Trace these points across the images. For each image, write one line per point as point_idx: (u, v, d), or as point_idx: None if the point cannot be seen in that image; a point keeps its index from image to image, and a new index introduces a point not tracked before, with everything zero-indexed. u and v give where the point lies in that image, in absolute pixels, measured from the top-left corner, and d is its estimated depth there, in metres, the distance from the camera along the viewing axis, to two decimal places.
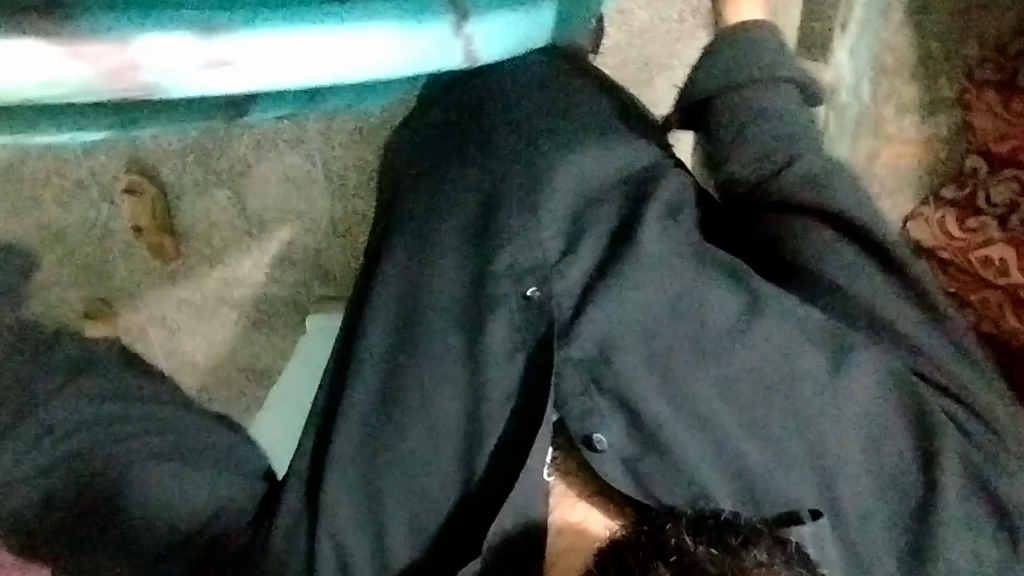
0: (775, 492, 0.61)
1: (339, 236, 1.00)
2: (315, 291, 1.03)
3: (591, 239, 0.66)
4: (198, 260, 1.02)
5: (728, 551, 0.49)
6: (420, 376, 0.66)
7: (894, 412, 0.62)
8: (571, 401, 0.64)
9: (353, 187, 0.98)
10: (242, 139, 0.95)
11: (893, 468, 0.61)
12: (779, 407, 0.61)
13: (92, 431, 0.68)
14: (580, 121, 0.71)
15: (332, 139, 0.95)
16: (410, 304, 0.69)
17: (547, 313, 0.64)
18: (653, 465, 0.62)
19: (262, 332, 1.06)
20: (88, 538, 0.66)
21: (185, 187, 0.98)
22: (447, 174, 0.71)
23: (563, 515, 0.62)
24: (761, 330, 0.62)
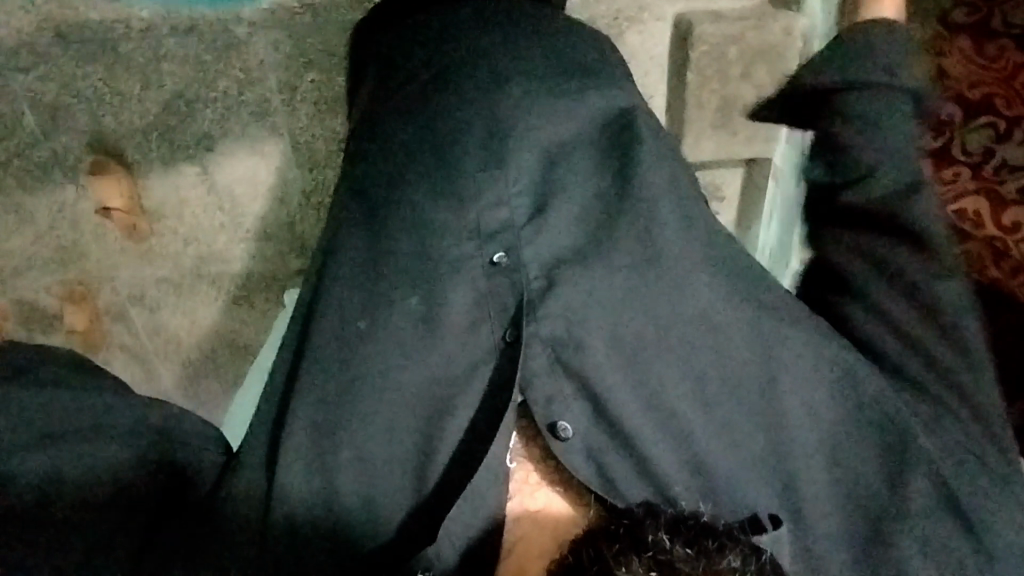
0: (725, 472, 0.65)
1: (311, 206, 0.98)
2: (292, 265, 1.03)
3: (561, 205, 0.64)
4: (171, 239, 1.00)
5: (703, 553, 0.52)
6: (381, 355, 0.65)
7: (841, 384, 0.65)
8: (536, 383, 0.64)
9: (322, 159, 0.95)
10: (206, 114, 0.91)
11: (843, 436, 0.65)
12: (746, 391, 0.64)
13: (53, 419, 0.70)
14: (550, 67, 0.67)
15: (297, 109, 0.91)
16: (370, 277, 0.66)
17: (516, 279, 0.63)
18: (612, 456, 0.66)
19: (243, 308, 1.06)
20: (40, 521, 0.66)
21: (152, 164, 0.94)
22: (412, 138, 0.66)
23: (522, 502, 0.67)
24: (726, 317, 0.63)
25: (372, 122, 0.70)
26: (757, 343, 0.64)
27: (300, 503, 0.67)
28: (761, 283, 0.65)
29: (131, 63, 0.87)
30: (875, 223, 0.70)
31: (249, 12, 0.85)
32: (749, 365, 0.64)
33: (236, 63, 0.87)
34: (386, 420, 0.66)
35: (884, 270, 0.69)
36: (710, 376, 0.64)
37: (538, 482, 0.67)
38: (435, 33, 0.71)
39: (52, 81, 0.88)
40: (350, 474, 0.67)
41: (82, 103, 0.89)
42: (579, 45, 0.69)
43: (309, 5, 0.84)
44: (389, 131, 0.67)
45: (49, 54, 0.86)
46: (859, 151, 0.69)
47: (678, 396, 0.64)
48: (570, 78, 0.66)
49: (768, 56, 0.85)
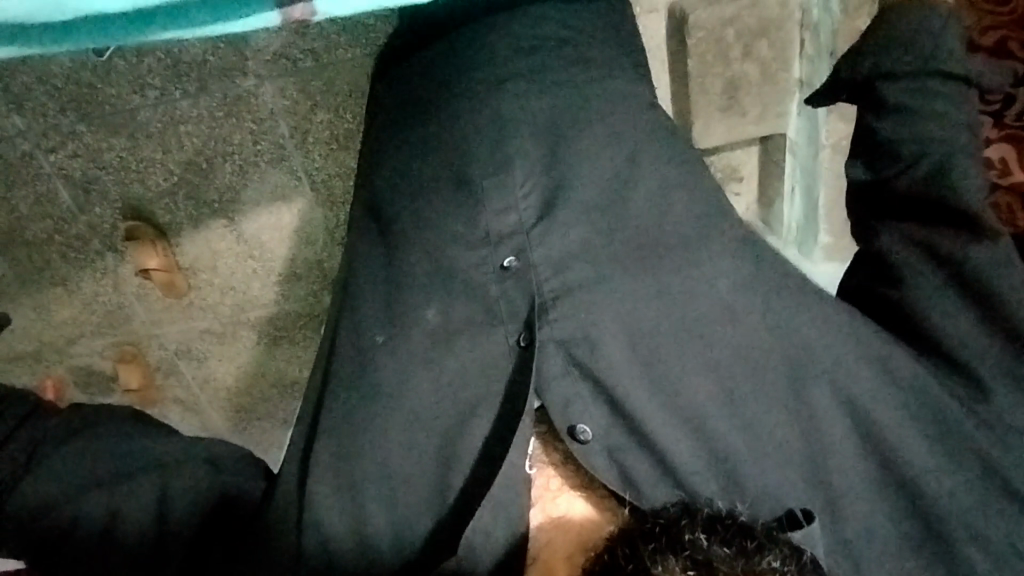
0: (749, 460, 0.65)
1: (338, 242, 1.02)
2: (324, 299, 1.06)
3: (568, 205, 0.63)
4: (209, 290, 1.04)
5: (742, 553, 0.53)
6: (405, 380, 0.66)
7: (864, 359, 0.64)
8: (553, 385, 0.63)
9: (339, 196, 0.98)
10: (226, 168, 0.94)
11: (877, 407, 0.64)
12: (766, 373, 0.63)
13: (111, 465, 0.76)
14: (554, 63, 0.65)
15: (310, 151, 0.94)
16: (392, 300, 0.67)
17: (528, 281, 0.63)
18: (633, 455, 0.65)
19: (282, 347, 1.10)
20: (97, 555, 0.74)
21: (181, 223, 0.98)
22: (417, 165, 0.67)
23: (544, 509, 0.65)
24: (745, 304, 0.63)
25: (377, 146, 0.71)
26: (774, 324, 0.63)
27: (337, 528, 0.69)
28: (778, 265, 0.64)
29: (149, 130, 0.90)
30: (924, 210, 0.68)
31: (254, 65, 0.87)
32: (771, 350, 0.63)
33: (247, 115, 0.90)
34: (414, 438, 0.66)
35: (926, 250, 0.67)
36: (727, 365, 0.63)
37: (559, 487, 0.66)
38: (443, 32, 0.70)
39: (80, 158, 0.92)
40: (380, 495, 0.68)
41: (110, 175, 0.93)
42: (581, 41, 0.66)
43: (308, 50, 0.87)
44: (394, 148, 0.69)
45: (74, 133, 0.90)
46: (913, 112, 0.67)
47: (698, 391, 0.64)
48: (571, 76, 0.65)
49: (768, 31, 0.84)
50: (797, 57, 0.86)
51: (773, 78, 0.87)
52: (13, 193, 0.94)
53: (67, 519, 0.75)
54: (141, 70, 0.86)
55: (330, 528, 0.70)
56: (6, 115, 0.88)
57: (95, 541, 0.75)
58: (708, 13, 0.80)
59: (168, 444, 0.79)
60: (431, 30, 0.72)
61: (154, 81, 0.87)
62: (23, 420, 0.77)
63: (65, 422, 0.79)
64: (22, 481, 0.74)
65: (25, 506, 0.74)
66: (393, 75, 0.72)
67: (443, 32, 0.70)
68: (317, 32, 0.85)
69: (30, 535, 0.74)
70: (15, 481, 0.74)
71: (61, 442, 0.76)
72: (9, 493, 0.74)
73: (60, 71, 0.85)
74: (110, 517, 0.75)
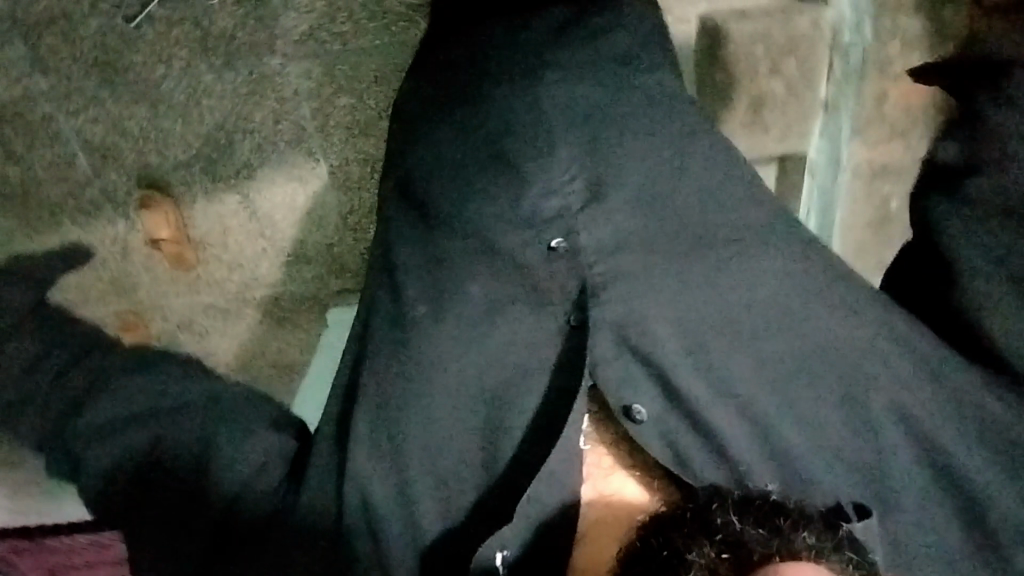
0: (801, 452, 0.66)
1: (349, 228, 1.01)
2: (332, 285, 1.05)
3: (615, 190, 0.62)
4: (217, 265, 1.03)
5: (777, 533, 0.56)
6: (432, 362, 0.66)
7: (903, 365, 0.64)
8: (606, 367, 0.65)
9: (359, 180, 0.98)
10: (244, 144, 0.94)
11: (923, 408, 0.64)
12: (811, 366, 0.64)
13: (147, 400, 0.76)
14: (604, 46, 0.65)
15: (331, 135, 0.94)
16: (428, 277, 0.66)
17: (577, 261, 0.63)
18: (685, 436, 0.67)
19: (286, 329, 1.07)
20: (136, 499, 0.74)
21: (196, 196, 0.98)
22: (457, 148, 0.65)
23: (595, 487, 0.69)
24: (795, 297, 0.63)
25: (409, 125, 0.71)
26: (824, 318, 0.63)
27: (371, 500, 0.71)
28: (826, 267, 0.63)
29: (172, 101, 0.91)
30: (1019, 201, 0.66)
31: (283, 45, 0.88)
32: (815, 344, 0.63)
33: (271, 95, 0.91)
34: (456, 413, 0.67)
35: (997, 248, 0.67)
36: (778, 360, 0.64)
37: (611, 466, 0.69)
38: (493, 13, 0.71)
39: (101, 124, 0.92)
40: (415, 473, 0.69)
41: (129, 142, 0.93)
42: (619, 31, 0.66)
43: (337, 34, 0.88)
44: (434, 124, 0.67)
45: (96, 99, 0.91)
46: None
47: (749, 386, 0.64)
48: (614, 62, 0.64)
49: (797, 50, 0.83)
50: (825, 79, 0.85)
51: (796, 97, 0.86)
52: (32, 154, 0.94)
53: (109, 453, 0.74)
54: (168, 41, 0.87)
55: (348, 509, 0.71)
56: (32, 76, 0.89)
57: (134, 482, 0.75)
58: (738, 28, 0.81)
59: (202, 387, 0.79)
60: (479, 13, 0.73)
61: (181, 53, 0.88)
62: (84, 361, 0.80)
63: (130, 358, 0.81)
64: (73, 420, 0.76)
65: (73, 443, 0.75)
66: (431, 66, 0.73)
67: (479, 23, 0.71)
68: (347, 17, 0.87)
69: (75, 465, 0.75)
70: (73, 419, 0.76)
71: (92, 385, 0.77)
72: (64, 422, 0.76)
73: (87, 35, 0.87)
74: (143, 457, 0.75)
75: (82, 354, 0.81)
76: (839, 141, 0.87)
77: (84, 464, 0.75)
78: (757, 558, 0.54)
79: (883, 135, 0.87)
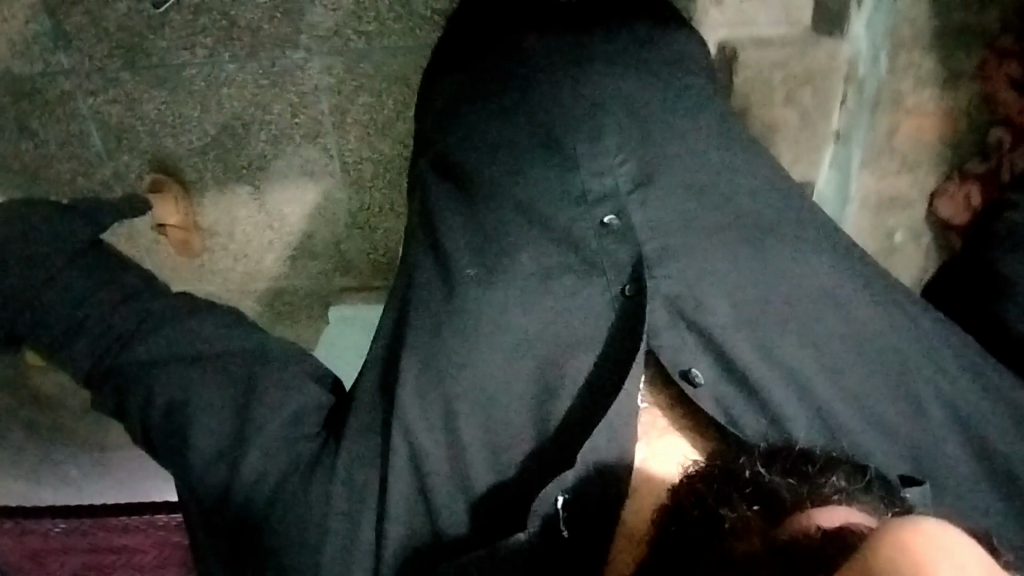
0: (852, 435, 0.62)
1: (357, 227, 1.01)
2: (336, 283, 1.05)
3: (667, 174, 0.60)
4: (222, 255, 1.03)
5: (806, 480, 0.52)
6: (459, 349, 0.60)
7: (950, 377, 0.62)
8: (662, 334, 0.60)
9: (370, 179, 0.98)
10: (260, 135, 0.95)
11: (966, 407, 0.62)
12: (859, 351, 0.61)
13: (197, 352, 0.69)
14: (637, 48, 0.64)
15: (347, 132, 0.94)
16: (475, 244, 0.61)
17: (632, 238, 0.59)
18: (739, 405, 0.61)
19: (286, 323, 1.08)
20: (165, 445, 0.69)
21: (207, 184, 0.98)
22: (497, 135, 0.62)
23: (648, 446, 0.61)
24: (851, 291, 0.61)
25: (436, 115, 0.69)
26: (876, 311, 0.61)
27: (393, 476, 0.63)
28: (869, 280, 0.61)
29: (193, 87, 0.91)
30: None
31: (305, 38, 0.88)
32: (869, 326, 0.61)
33: (290, 88, 0.91)
34: (506, 378, 0.60)
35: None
36: (833, 342, 0.61)
37: (666, 426, 0.62)
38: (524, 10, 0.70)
39: (119, 105, 0.92)
40: (442, 446, 0.62)
41: (146, 125, 0.94)
42: (654, 46, 0.65)
43: (361, 32, 0.88)
44: (468, 107, 0.65)
45: (117, 80, 0.91)
46: None
47: (806, 363, 0.61)
48: (650, 63, 0.64)
49: (816, 79, 0.83)
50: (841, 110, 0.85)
51: (811, 126, 0.85)
52: (46, 130, 0.94)
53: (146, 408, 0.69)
54: (194, 28, 0.88)
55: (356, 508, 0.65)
56: (53, 52, 0.89)
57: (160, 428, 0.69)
58: (758, 53, 0.83)
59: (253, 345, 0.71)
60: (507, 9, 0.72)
61: (205, 40, 0.88)
62: (130, 295, 0.71)
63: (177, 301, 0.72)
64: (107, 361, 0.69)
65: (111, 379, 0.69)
66: (456, 60, 0.71)
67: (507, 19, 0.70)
68: (374, 17, 0.87)
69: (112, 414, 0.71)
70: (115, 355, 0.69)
71: (138, 324, 0.69)
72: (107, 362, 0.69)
73: (114, 16, 0.87)
74: (176, 408, 0.68)
75: (129, 294, 0.71)
76: (846, 171, 0.89)
77: (127, 411, 0.70)
78: (791, 502, 0.50)
79: (893, 168, 0.89)
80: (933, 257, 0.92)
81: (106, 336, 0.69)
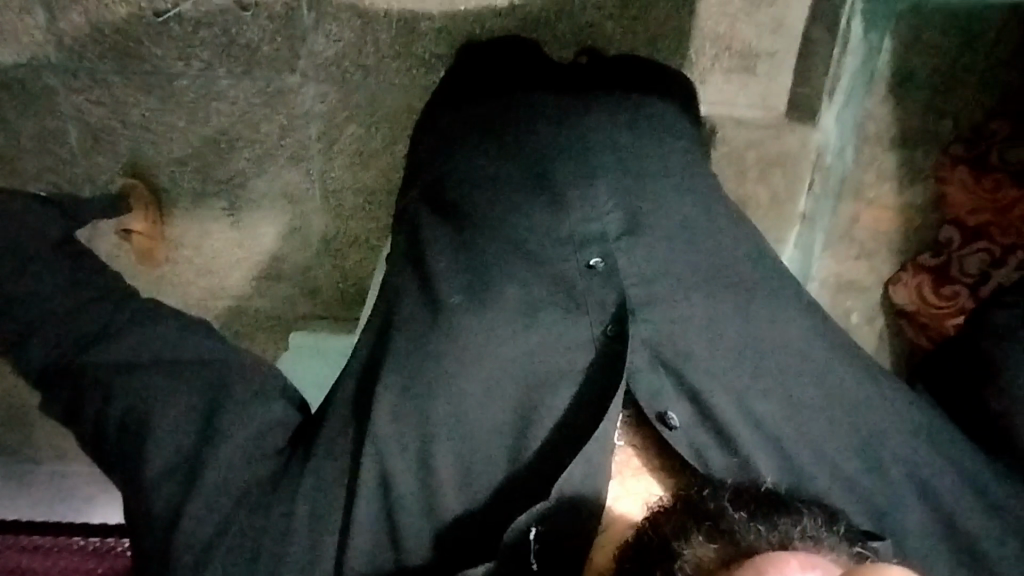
0: (828, 490, 0.60)
1: (330, 254, 0.99)
2: (301, 309, 1.03)
3: (654, 225, 0.62)
4: (186, 268, 1.00)
5: (771, 525, 0.48)
6: (435, 376, 0.60)
7: (915, 447, 0.62)
8: (640, 376, 0.58)
9: (350, 209, 0.97)
10: (245, 152, 0.94)
11: (933, 481, 0.62)
12: (832, 409, 0.61)
13: (152, 364, 0.66)
14: (634, 112, 0.68)
15: (333, 159, 0.94)
16: (467, 274, 0.62)
17: (617, 281, 0.60)
18: (714, 451, 0.59)
19: (245, 346, 1.05)
20: (107, 455, 0.66)
21: (181, 195, 0.96)
22: (493, 172, 0.65)
23: (620, 484, 0.59)
24: (822, 354, 0.62)
25: (432, 153, 0.70)
26: (846, 372, 0.62)
27: (360, 502, 0.60)
28: (839, 347, 0.63)
29: (182, 97, 0.91)
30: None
31: (304, 65, 0.89)
32: (842, 386, 0.62)
33: (282, 110, 0.92)
34: (488, 408, 0.59)
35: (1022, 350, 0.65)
36: (808, 397, 0.61)
37: (639, 467, 0.60)
38: (535, 72, 0.75)
39: (102, 106, 0.91)
40: (414, 474, 0.60)
41: (127, 129, 0.92)
42: (645, 113, 0.68)
43: (360, 65, 0.89)
44: (470, 144, 0.67)
45: (104, 81, 0.90)
46: None
47: (783, 416, 0.60)
48: (645, 125, 0.67)
49: (785, 162, 0.89)
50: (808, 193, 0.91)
51: (780, 206, 0.90)
52: (22, 122, 0.93)
53: (99, 412, 0.66)
54: (193, 41, 0.88)
55: (296, 543, 0.61)
56: (43, 46, 0.88)
57: (99, 438, 0.66)
58: (736, 132, 0.88)
59: (210, 361, 0.68)
60: (515, 66, 0.77)
61: (201, 54, 0.88)
62: (96, 297, 0.68)
63: (144, 307, 0.69)
64: (58, 365, 0.66)
65: (59, 382, 0.66)
66: (460, 103, 0.74)
67: (515, 75, 0.74)
68: (373, 52, 0.89)
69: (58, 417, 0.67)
70: (69, 360, 0.66)
71: (99, 328, 0.67)
72: (67, 362, 0.66)
73: (112, 19, 0.87)
74: (124, 419, 0.65)
75: (98, 295, 0.69)
76: (812, 250, 0.94)
77: (77, 416, 0.66)
78: (748, 544, 0.45)
79: (856, 252, 0.94)
80: (887, 340, 0.95)
81: (68, 335, 0.66)
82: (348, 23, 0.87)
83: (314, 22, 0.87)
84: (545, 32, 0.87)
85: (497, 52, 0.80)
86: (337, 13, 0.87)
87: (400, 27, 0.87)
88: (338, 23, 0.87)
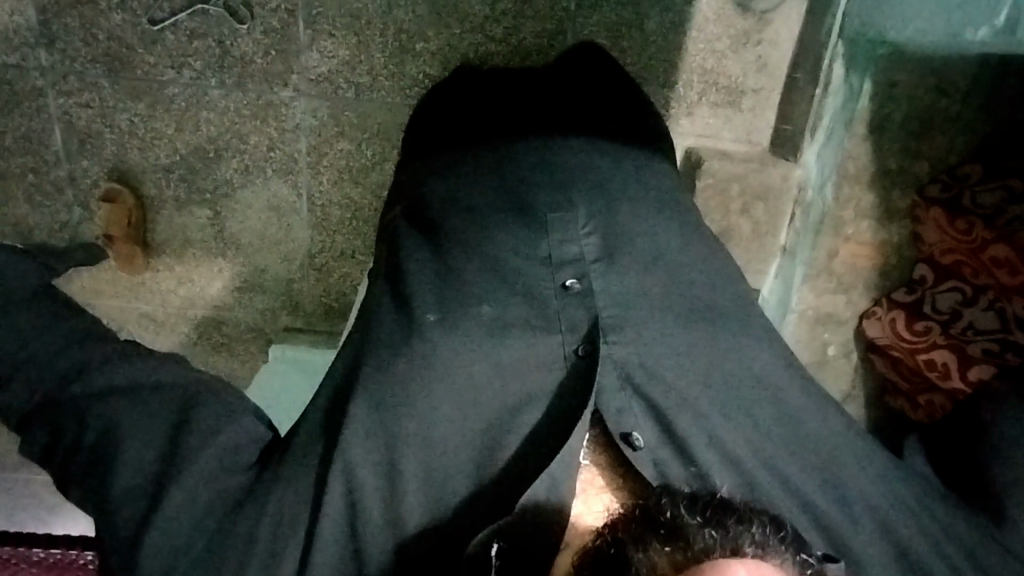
0: (785, 510, 0.60)
1: (313, 267, 0.99)
2: (281, 321, 1.02)
3: (629, 251, 0.63)
4: (166, 275, 0.99)
5: (723, 528, 0.49)
6: (406, 391, 0.59)
7: (874, 478, 0.63)
8: (607, 397, 0.59)
9: (335, 224, 0.97)
10: (232, 162, 0.94)
11: (890, 510, 0.63)
12: (792, 435, 0.62)
13: (126, 385, 0.65)
14: (615, 145, 0.69)
15: (321, 173, 0.94)
16: (445, 292, 0.61)
17: (591, 303, 0.60)
18: (677, 466, 0.59)
19: (222, 356, 1.03)
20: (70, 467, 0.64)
21: (165, 202, 0.95)
22: (474, 191, 0.65)
23: (582, 501, 0.58)
24: (787, 383, 0.63)
25: (419, 171, 0.71)
26: (809, 400, 0.63)
27: (324, 515, 0.59)
28: (805, 380, 0.64)
29: (171, 106, 0.91)
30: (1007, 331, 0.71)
31: (297, 80, 0.90)
32: (804, 414, 0.63)
33: (272, 122, 0.92)
34: (457, 425, 0.59)
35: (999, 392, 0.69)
36: (770, 421, 0.62)
37: (604, 486, 0.59)
38: (523, 99, 0.76)
39: (91, 109, 0.91)
40: (378, 487, 0.60)
41: (114, 134, 0.92)
42: (626, 146, 0.70)
43: (353, 83, 0.90)
44: (458, 165, 0.68)
45: (94, 84, 0.90)
46: None
47: (745, 438, 0.61)
48: (625, 158, 0.69)
49: (766, 196, 0.91)
50: (786, 227, 0.93)
51: (760, 238, 0.92)
52: (5, 121, 0.92)
53: (69, 418, 0.64)
54: (186, 50, 0.88)
55: (262, 556, 0.60)
56: (34, 47, 0.88)
57: (66, 449, 0.64)
58: (721, 164, 0.89)
59: (185, 376, 0.67)
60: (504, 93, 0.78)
61: (194, 63, 0.89)
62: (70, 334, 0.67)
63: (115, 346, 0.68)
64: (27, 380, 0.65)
65: (26, 392, 0.65)
66: (450, 128, 0.75)
67: (504, 103, 0.76)
68: (367, 70, 0.89)
69: (20, 419, 0.65)
70: (40, 373, 0.65)
71: (71, 356, 0.66)
72: (39, 373, 0.65)
73: (106, 25, 0.87)
74: (92, 430, 0.64)
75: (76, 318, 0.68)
76: (790, 283, 0.96)
77: (42, 423, 0.65)
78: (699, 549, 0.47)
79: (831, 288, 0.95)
80: (858, 373, 0.98)
81: (48, 338, 0.66)
82: (343, 40, 0.88)
83: (310, 38, 0.88)
84: (537, 60, 0.89)
85: (488, 78, 0.82)
86: (333, 31, 0.88)
87: (395, 47, 0.88)
88: (333, 39, 0.88)
